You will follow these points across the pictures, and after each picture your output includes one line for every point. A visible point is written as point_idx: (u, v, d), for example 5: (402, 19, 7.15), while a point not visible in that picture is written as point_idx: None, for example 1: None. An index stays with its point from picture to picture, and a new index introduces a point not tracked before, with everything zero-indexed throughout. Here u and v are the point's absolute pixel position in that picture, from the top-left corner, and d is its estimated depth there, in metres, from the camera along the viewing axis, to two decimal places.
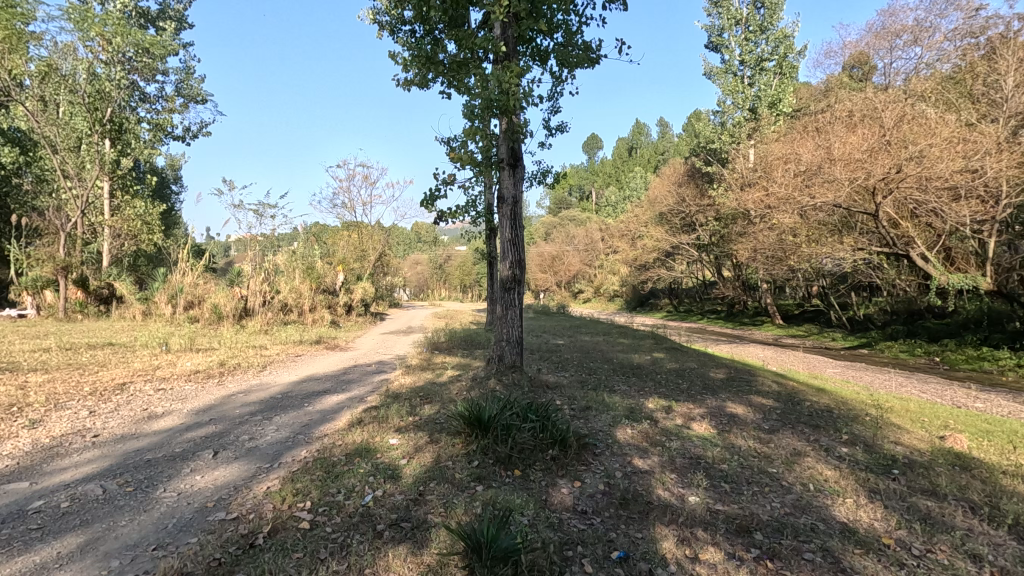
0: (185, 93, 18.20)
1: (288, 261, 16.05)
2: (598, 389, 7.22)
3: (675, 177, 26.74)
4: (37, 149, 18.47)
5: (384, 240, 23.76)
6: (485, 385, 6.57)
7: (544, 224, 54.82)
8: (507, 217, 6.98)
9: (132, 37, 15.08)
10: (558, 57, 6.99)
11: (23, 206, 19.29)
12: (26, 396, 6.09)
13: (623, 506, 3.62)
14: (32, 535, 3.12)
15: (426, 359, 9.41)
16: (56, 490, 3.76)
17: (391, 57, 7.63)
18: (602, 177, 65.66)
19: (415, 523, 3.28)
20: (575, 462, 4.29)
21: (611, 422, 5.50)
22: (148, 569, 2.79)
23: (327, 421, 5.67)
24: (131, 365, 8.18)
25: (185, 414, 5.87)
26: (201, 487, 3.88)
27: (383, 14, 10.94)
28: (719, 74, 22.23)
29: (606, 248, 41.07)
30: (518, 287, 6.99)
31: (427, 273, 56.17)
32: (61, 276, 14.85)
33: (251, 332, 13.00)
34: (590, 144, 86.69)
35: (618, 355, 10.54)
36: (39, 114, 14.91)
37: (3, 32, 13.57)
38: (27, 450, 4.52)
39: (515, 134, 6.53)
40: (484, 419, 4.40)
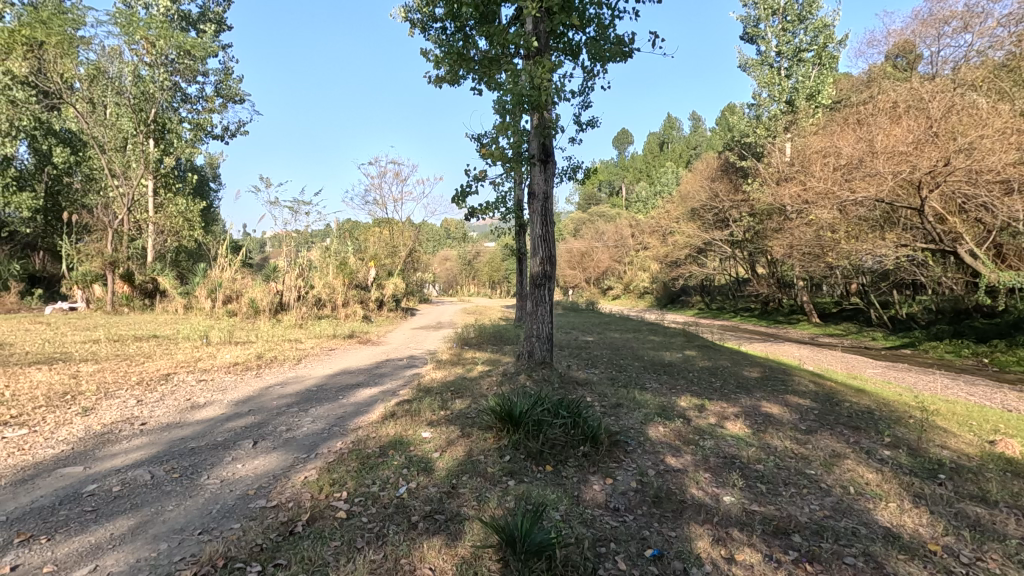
0: (224, 93, 18.71)
1: (321, 257, 16.36)
2: (629, 386, 7.18)
3: (708, 173, 26.33)
4: (87, 150, 19.34)
5: (414, 236, 24.00)
6: (516, 381, 6.60)
7: (574, 220, 54.59)
8: (538, 214, 6.97)
9: (174, 39, 15.55)
10: (590, 52, 6.95)
11: (73, 204, 20.23)
12: (79, 385, 6.40)
13: (656, 504, 3.59)
14: (87, 517, 3.28)
15: (456, 354, 9.50)
16: (108, 474, 3.95)
17: (424, 54, 7.71)
18: (632, 172, 64.95)
19: (448, 516, 3.32)
20: (606, 459, 4.27)
21: (643, 420, 5.45)
22: (195, 552, 2.90)
23: (361, 414, 5.79)
24: (175, 356, 8.52)
25: (226, 404, 6.07)
26: (243, 474, 4.01)
27: (415, 12, 11.06)
28: (754, 66, 21.75)
29: (637, 245, 40.66)
30: (549, 283, 6.97)
31: (455, 269, 56.94)
32: (108, 271, 15.68)
33: (286, 326, 13.34)
34: (620, 138, 85.83)
35: (649, 352, 10.43)
36: (88, 115, 15.56)
37: (56, 37, 14.23)
38: (81, 436, 4.75)
39: (546, 129, 6.51)
40: (514, 414, 4.44)
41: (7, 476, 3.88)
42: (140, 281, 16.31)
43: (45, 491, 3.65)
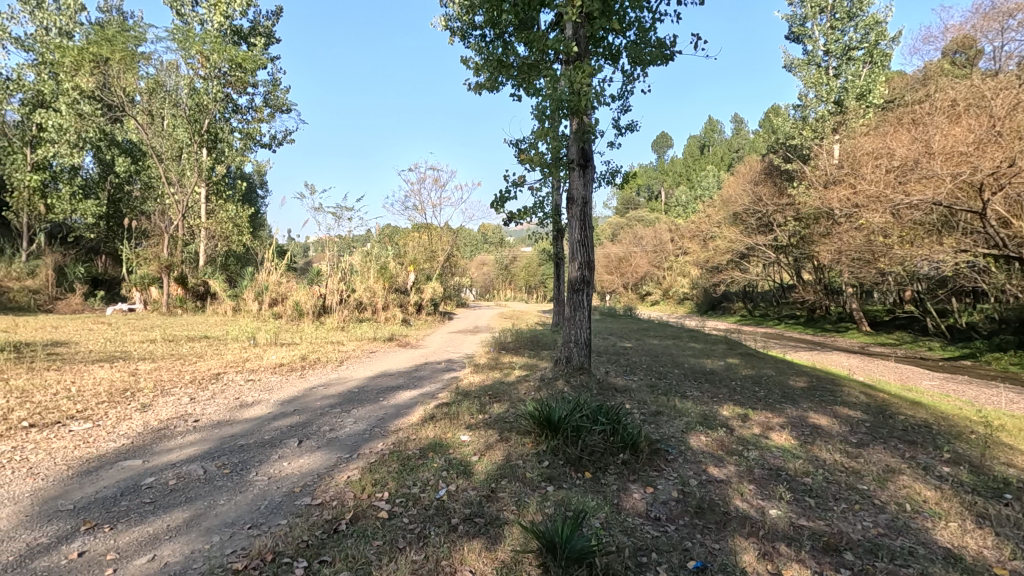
0: (272, 104, 19.40)
1: (362, 261, 16.71)
2: (669, 393, 7.04)
3: (751, 176, 25.72)
4: (146, 159, 20.43)
5: (452, 241, 24.28)
6: (554, 386, 6.58)
7: (611, 225, 54.13)
8: (577, 218, 6.94)
9: (227, 52, 16.23)
10: (631, 56, 6.90)
11: (133, 210, 21.36)
12: (138, 382, 6.74)
13: (698, 514, 3.52)
14: (146, 508, 3.45)
15: (494, 359, 9.53)
16: (164, 468, 4.14)
17: (463, 62, 7.81)
18: (671, 176, 64.00)
19: (488, 519, 3.34)
20: (646, 468, 4.20)
21: (684, 428, 5.34)
22: (245, 546, 3.00)
23: (401, 416, 5.88)
24: (225, 356, 8.87)
25: (272, 404, 6.27)
26: (289, 472, 4.14)
27: (454, 20, 11.25)
28: (801, 67, 21.13)
29: (676, 249, 39.98)
30: (587, 288, 6.93)
31: (492, 273, 57.41)
32: (164, 274, 16.45)
33: (328, 328, 13.69)
34: (659, 142, 84.74)
35: (689, 359, 10.22)
36: (147, 127, 16.62)
37: (119, 54, 15.07)
38: (140, 431, 5.00)
39: (586, 134, 6.48)
40: (553, 420, 4.43)
41: (75, 467, 4.12)
42: (193, 284, 17.09)
43: (108, 483, 3.85)
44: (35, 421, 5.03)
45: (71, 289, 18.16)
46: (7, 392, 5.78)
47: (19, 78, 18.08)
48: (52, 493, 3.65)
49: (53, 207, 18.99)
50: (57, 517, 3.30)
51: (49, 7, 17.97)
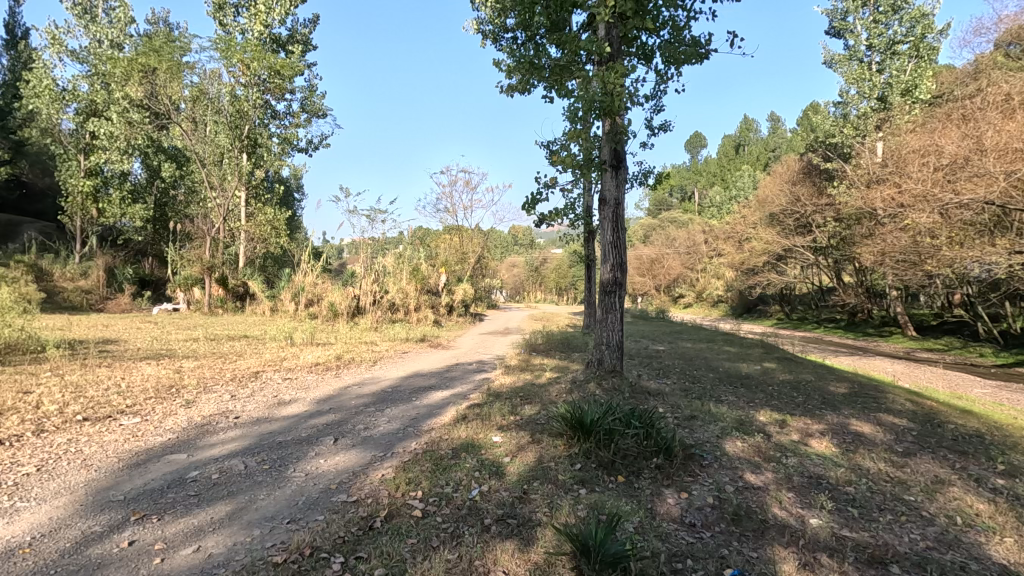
0: (309, 109, 19.89)
1: (395, 263, 16.94)
2: (703, 398, 6.91)
3: (788, 176, 25.07)
4: (190, 164, 21.22)
5: (483, 243, 24.44)
6: (585, 389, 6.54)
7: (643, 227, 53.55)
8: (609, 220, 6.90)
9: (266, 60, 16.70)
10: (665, 54, 6.81)
11: (178, 214, 22.20)
12: (182, 379, 7.01)
13: (735, 522, 3.45)
14: (190, 501, 3.58)
15: (525, 360, 9.55)
16: (208, 463, 4.29)
17: (496, 64, 7.85)
18: (705, 176, 62.92)
19: (521, 520, 3.34)
20: (681, 473, 4.13)
21: (720, 434, 5.23)
22: (284, 540, 3.08)
23: (433, 416, 5.94)
24: (264, 355, 9.13)
25: (309, 402, 6.43)
26: (325, 469, 4.23)
27: (486, 23, 11.34)
28: (841, 62, 20.49)
29: (710, 251, 39.22)
30: (619, 290, 6.87)
31: (523, 275, 57.51)
32: (206, 275, 17.04)
33: (362, 329, 13.93)
34: (692, 142, 83.44)
35: (724, 363, 10.01)
36: (191, 133, 17.21)
37: (166, 64, 15.70)
38: (185, 426, 5.20)
39: (618, 135, 6.43)
40: (585, 422, 4.41)
41: (125, 459, 4.31)
42: (233, 285, 17.66)
43: (156, 475, 4.01)
44: (89, 415, 5.29)
45: (121, 289, 19.00)
46: (63, 386, 6.10)
47: (74, 89, 19.03)
48: (104, 484, 3.82)
49: (104, 210, 19.94)
50: (109, 507, 3.45)
51: (101, 20, 18.88)
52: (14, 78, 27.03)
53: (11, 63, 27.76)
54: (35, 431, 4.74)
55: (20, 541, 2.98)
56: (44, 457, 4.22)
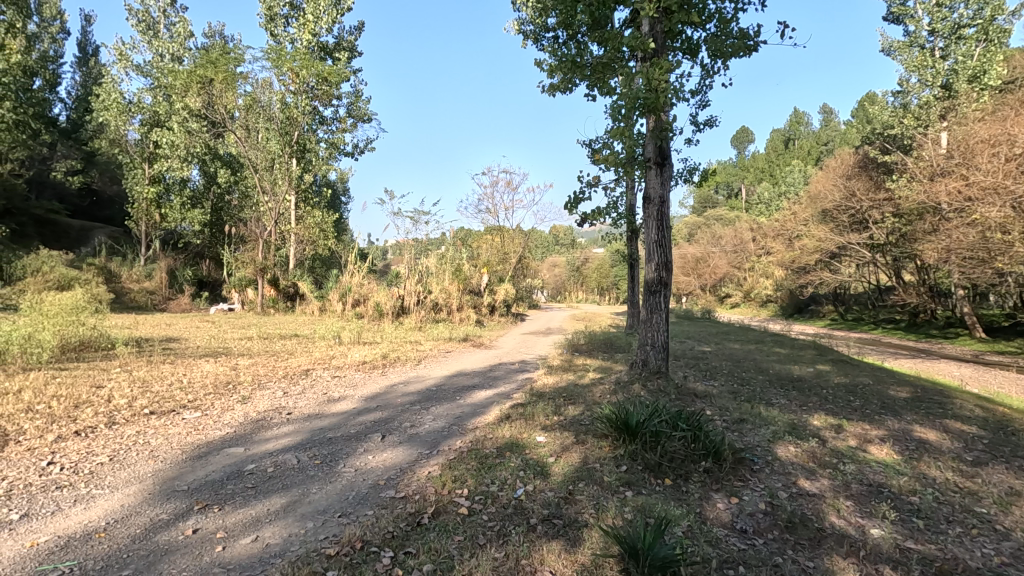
0: (355, 114, 20.40)
1: (438, 263, 17.16)
2: (753, 400, 6.70)
3: (842, 170, 24.05)
4: (244, 170, 22.13)
5: (524, 243, 24.50)
6: (629, 390, 6.45)
7: (688, 225, 52.43)
8: (653, 219, 6.80)
9: (314, 68, 17.28)
10: (711, 48, 6.65)
11: (232, 217, 23.19)
12: (238, 376, 7.34)
13: (789, 529, 3.33)
14: (248, 492, 3.74)
15: (567, 360, 9.51)
16: (264, 456, 4.47)
17: (537, 65, 7.84)
18: (753, 172, 61.05)
19: (566, 521, 3.33)
20: (730, 477, 4.03)
21: (771, 438, 5.06)
22: (336, 533, 3.17)
23: (478, 415, 5.99)
24: (313, 354, 9.43)
25: (357, 399, 6.60)
26: (374, 466, 4.33)
27: (527, 23, 11.36)
28: (900, 49, 19.48)
29: (758, 249, 38.01)
30: (664, 290, 6.77)
31: (563, 275, 57.34)
32: (259, 276, 17.76)
33: (406, 328, 14.21)
34: (739, 137, 81.10)
35: (774, 365, 9.68)
36: (245, 140, 17.96)
37: (221, 75, 16.46)
38: (241, 421, 5.43)
39: (663, 132, 6.31)
40: (631, 424, 4.35)
41: (188, 451, 4.54)
42: (284, 285, 18.33)
43: (216, 467, 4.21)
44: (155, 409, 5.60)
45: (181, 290, 20.04)
46: (132, 381, 6.49)
47: (139, 101, 20.18)
48: (169, 474, 4.03)
49: (166, 215, 21.08)
50: (175, 496, 3.64)
51: (163, 35, 19.95)
52: (86, 93, 28.95)
53: (83, 79, 29.74)
54: (108, 424, 5.05)
55: (96, 526, 3.18)
56: (116, 448, 4.50)
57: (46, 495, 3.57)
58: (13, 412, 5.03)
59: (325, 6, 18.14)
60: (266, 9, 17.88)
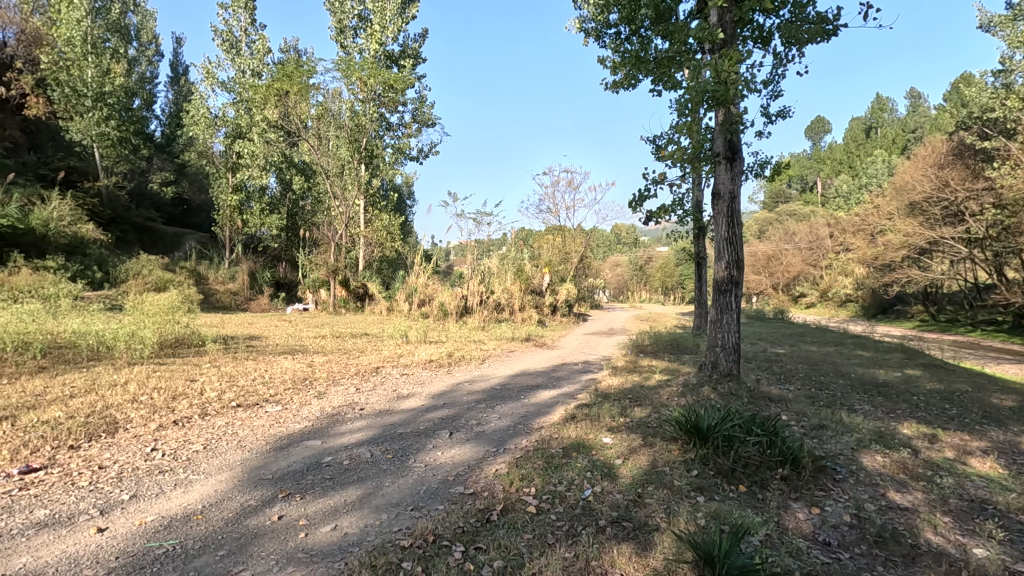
0: (419, 118, 20.95)
1: (500, 264, 17.33)
2: (833, 406, 6.32)
3: (933, 159, 22.23)
4: (316, 176, 23.25)
5: (586, 243, 24.34)
6: (699, 393, 6.25)
7: (759, 221, 50.18)
8: (723, 215, 6.56)
9: (380, 76, 17.92)
10: (785, 34, 6.31)
11: (306, 222, 24.41)
12: (314, 372, 7.74)
13: (878, 544, 3.12)
14: (326, 483, 3.93)
15: (632, 361, 9.34)
16: (339, 450, 4.68)
17: (600, 61, 7.76)
18: (830, 164, 57.55)
19: (636, 524, 3.28)
20: (810, 486, 3.82)
21: (855, 446, 4.75)
22: (409, 525, 3.29)
23: (543, 414, 6.00)
24: (382, 352, 9.78)
25: (425, 397, 6.77)
26: (443, 462, 4.44)
27: (589, 21, 11.29)
28: (1001, 25, 17.80)
29: (836, 246, 35.76)
30: (735, 289, 6.52)
31: (626, 275, 56.64)
32: (331, 277, 18.63)
33: (470, 327, 14.46)
34: (814, 127, 76.72)
35: (856, 369, 9.09)
36: (317, 148, 18.87)
37: (296, 86, 17.38)
38: (318, 416, 5.72)
39: (733, 126, 6.08)
40: (701, 428, 4.22)
41: (272, 442, 4.84)
42: (354, 286, 19.12)
43: (297, 458, 4.46)
44: (241, 402, 6.00)
45: (261, 291, 21.36)
46: (220, 376, 6.99)
47: (223, 115, 21.68)
48: (255, 463, 4.31)
49: (247, 221, 22.52)
50: (261, 483, 3.89)
51: (244, 52, 21.31)
52: (178, 110, 31.44)
53: (175, 97, 32.31)
54: (201, 415, 5.46)
55: (194, 508, 3.45)
56: (209, 437, 4.86)
57: (152, 478, 3.92)
58: (121, 402, 5.54)
59: (391, 16, 18.74)
60: (336, 23, 18.73)
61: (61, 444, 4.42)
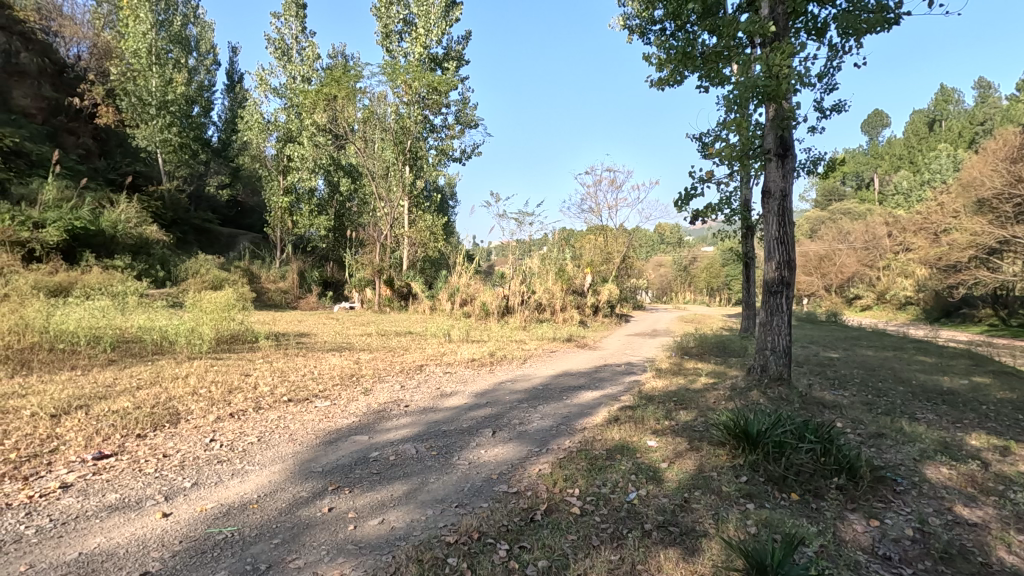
0: (462, 120, 21.17)
1: (541, 264, 17.34)
2: (892, 414, 6.00)
3: (1004, 153, 20.83)
4: (362, 178, 23.85)
5: (628, 243, 24.06)
6: (747, 397, 6.07)
7: (811, 220, 48.31)
8: (774, 214, 6.36)
9: (425, 79, 18.21)
10: (843, 24, 6.03)
11: (352, 223, 24.99)
12: (361, 369, 7.94)
13: (945, 561, 2.95)
14: (374, 478, 4.03)
15: (677, 363, 9.16)
16: (385, 445, 4.79)
17: (645, 59, 7.64)
18: (888, 160, 54.83)
19: (683, 529, 3.21)
20: (869, 497, 3.65)
21: (917, 457, 4.50)
22: (454, 522, 3.33)
23: (586, 415, 5.96)
24: (426, 350, 9.94)
25: (468, 395, 6.85)
26: (486, 460, 4.48)
27: (633, 18, 11.15)
28: None
29: (894, 245, 33.98)
30: (786, 290, 6.31)
31: (669, 276, 55.75)
32: (376, 277, 19.07)
33: (511, 327, 14.55)
34: (871, 121, 73.23)
35: (919, 375, 8.61)
36: (363, 150, 19.35)
37: (344, 91, 17.89)
38: (365, 411, 5.87)
39: (784, 122, 5.88)
40: (751, 433, 4.09)
41: (321, 436, 5.01)
42: (398, 286, 19.50)
43: (345, 452, 4.59)
44: (293, 397, 6.22)
45: (309, 289, 22.07)
46: (272, 371, 7.27)
47: (275, 120, 22.52)
48: (306, 456, 4.45)
49: (297, 222, 23.32)
50: (311, 476, 4.03)
51: (295, 59, 22.06)
52: (233, 116, 32.87)
53: (231, 104, 33.80)
54: (255, 408, 5.70)
55: (250, 498, 3.60)
56: (262, 430, 5.06)
57: (211, 467, 4.12)
58: (183, 394, 5.83)
59: (435, 19, 19.01)
60: (382, 28, 19.16)
61: (130, 433, 4.69)
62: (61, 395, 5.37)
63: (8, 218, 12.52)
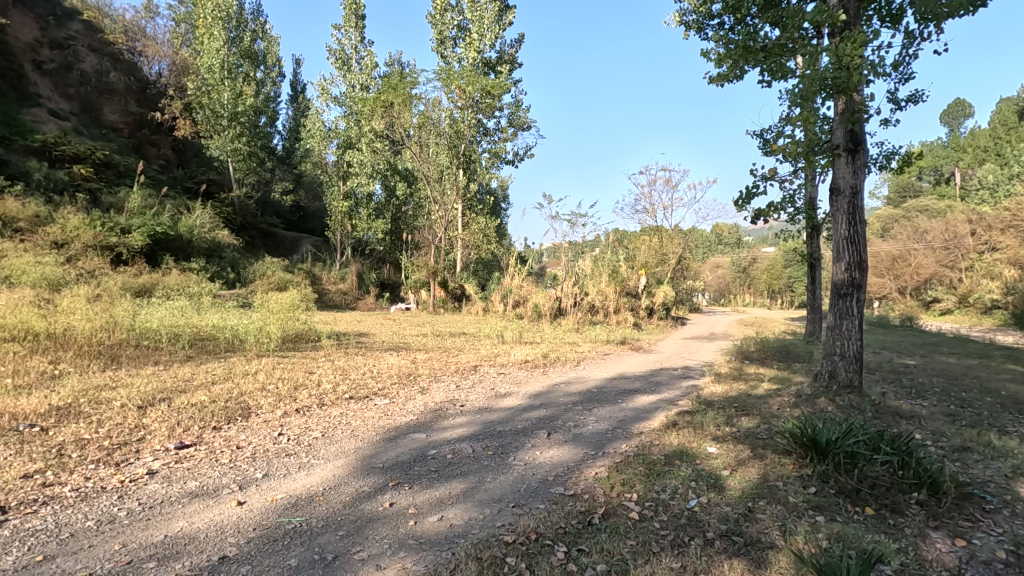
0: (515, 122, 21.29)
1: (594, 266, 17.18)
2: (979, 426, 5.56)
3: None
4: (417, 182, 24.42)
5: (684, 244, 23.45)
6: (814, 404, 5.79)
7: (883, 218, 45.51)
8: (843, 212, 6.05)
9: (478, 83, 18.43)
10: (921, 9, 5.65)
11: (408, 226, 25.57)
12: (417, 369, 8.13)
13: None
14: (432, 475, 4.11)
15: (737, 368, 8.85)
16: (442, 444, 4.88)
17: (703, 54, 7.42)
18: (971, 152, 50.89)
19: (747, 540, 3.10)
20: (953, 514, 3.40)
21: (1009, 473, 4.15)
22: (512, 522, 3.35)
23: (642, 419, 5.85)
24: (480, 351, 10.05)
25: (522, 396, 6.87)
26: (542, 461, 4.48)
27: (689, 14, 10.87)
28: None
29: (979, 244, 31.46)
30: (857, 292, 5.98)
31: (727, 277, 53.93)
32: (431, 278, 19.45)
33: (564, 329, 14.49)
34: (951, 111, 68.14)
35: (1009, 385, 7.93)
36: (418, 154, 19.80)
37: (400, 97, 18.37)
38: (423, 410, 6.00)
39: (854, 115, 5.58)
40: (820, 442, 3.91)
41: (381, 433, 5.16)
42: (452, 287, 19.83)
43: (404, 449, 4.71)
44: (354, 395, 6.44)
45: (367, 291, 22.77)
46: (334, 369, 7.54)
47: (335, 127, 23.39)
48: (367, 452, 4.61)
49: (356, 225, 24.14)
50: (373, 471, 4.16)
51: (354, 68, 22.85)
52: (297, 125, 34.39)
53: (295, 113, 35.38)
54: (319, 404, 5.95)
55: (316, 490, 3.76)
56: (326, 426, 5.28)
57: (280, 460, 4.32)
58: (252, 389, 6.16)
59: (489, 23, 19.19)
60: (437, 34, 19.60)
61: (207, 425, 5.00)
62: (146, 387, 5.79)
63: (98, 224, 13.64)
